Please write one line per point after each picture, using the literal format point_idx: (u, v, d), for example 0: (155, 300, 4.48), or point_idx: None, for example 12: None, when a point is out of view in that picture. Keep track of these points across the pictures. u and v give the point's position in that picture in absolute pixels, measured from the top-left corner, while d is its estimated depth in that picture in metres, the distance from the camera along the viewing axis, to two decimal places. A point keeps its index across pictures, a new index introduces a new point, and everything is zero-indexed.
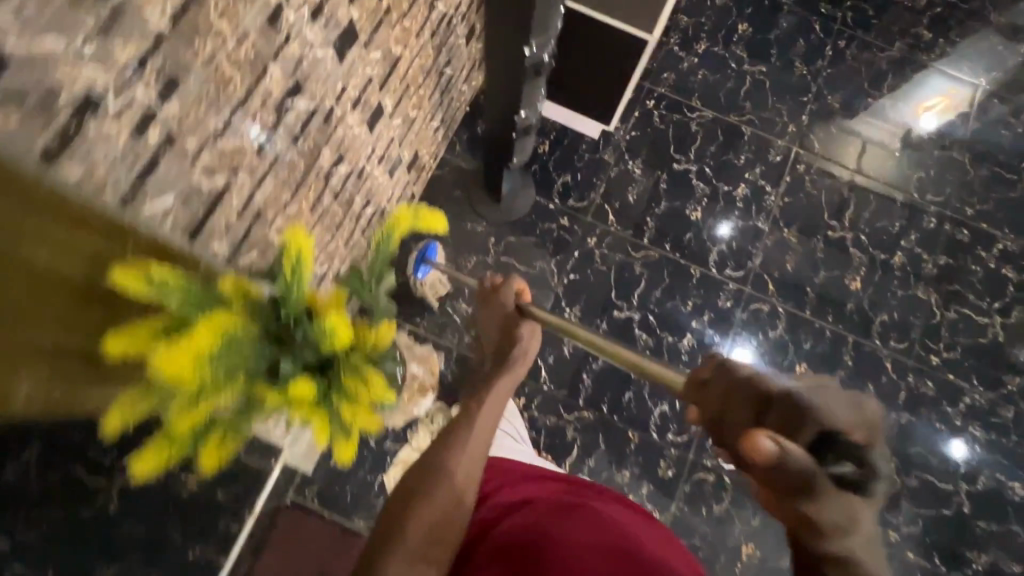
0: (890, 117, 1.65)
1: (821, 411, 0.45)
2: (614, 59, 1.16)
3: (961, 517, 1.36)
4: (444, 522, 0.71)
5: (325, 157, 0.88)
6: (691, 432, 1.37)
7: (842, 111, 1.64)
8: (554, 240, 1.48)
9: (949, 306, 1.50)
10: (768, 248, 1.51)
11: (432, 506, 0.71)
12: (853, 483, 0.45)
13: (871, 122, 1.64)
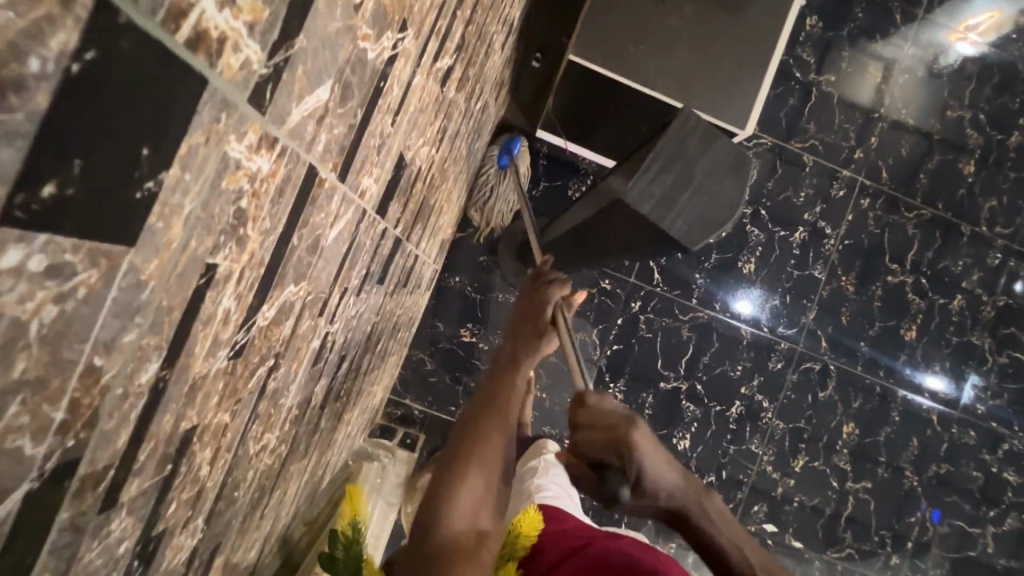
0: (931, 44, 1.43)
1: (593, 446, 0.47)
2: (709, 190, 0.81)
3: (984, 557, 1.43)
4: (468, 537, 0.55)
5: (364, 362, 0.72)
6: (737, 500, 1.36)
7: (879, 38, 1.42)
8: (597, 307, 1.34)
9: (1002, 351, 1.45)
10: (824, 301, 1.40)
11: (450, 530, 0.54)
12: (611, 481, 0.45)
13: (910, 50, 1.43)
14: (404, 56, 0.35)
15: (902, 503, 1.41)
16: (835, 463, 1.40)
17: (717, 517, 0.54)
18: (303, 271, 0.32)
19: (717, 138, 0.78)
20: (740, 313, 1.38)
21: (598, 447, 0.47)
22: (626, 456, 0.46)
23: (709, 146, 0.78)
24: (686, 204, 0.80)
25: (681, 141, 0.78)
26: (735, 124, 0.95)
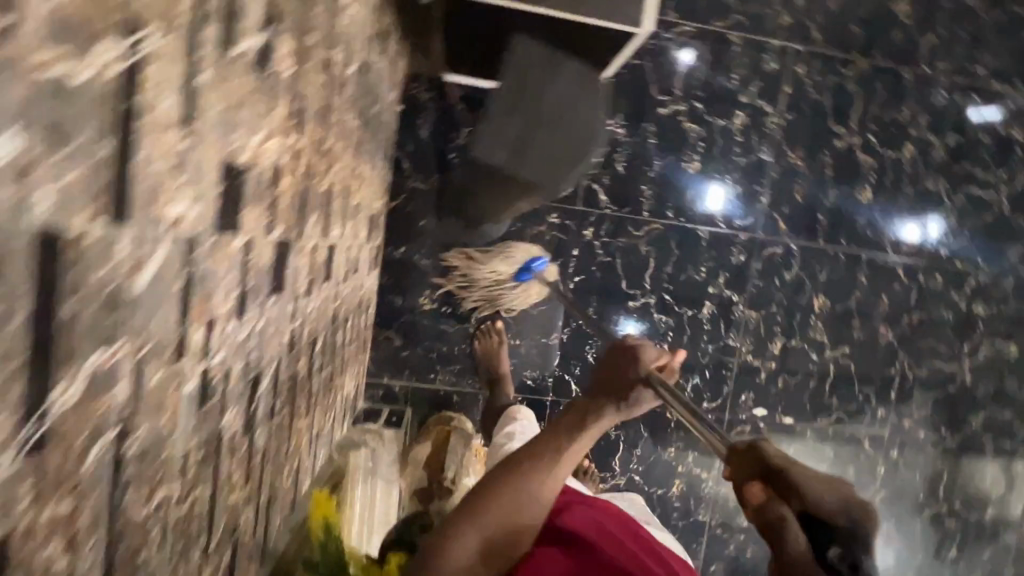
0: None
1: (822, 503, 0.50)
2: (553, 107, 1.04)
3: (963, 389, 1.50)
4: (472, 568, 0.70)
5: (301, 367, 0.70)
6: (724, 394, 1.41)
7: None
8: (550, 245, 1.31)
9: (959, 190, 1.44)
10: (775, 182, 1.37)
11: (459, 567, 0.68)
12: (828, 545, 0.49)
13: None
14: (159, 59, 0.30)
15: (881, 360, 1.46)
16: (811, 337, 1.43)
17: None
18: (112, 331, 0.29)
19: (558, 65, 1.03)
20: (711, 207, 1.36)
21: (823, 502, 0.50)
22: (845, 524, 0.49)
23: (554, 74, 1.03)
24: (550, 144, 1.05)
25: (531, 72, 1.02)
26: (634, 23, 0.87)
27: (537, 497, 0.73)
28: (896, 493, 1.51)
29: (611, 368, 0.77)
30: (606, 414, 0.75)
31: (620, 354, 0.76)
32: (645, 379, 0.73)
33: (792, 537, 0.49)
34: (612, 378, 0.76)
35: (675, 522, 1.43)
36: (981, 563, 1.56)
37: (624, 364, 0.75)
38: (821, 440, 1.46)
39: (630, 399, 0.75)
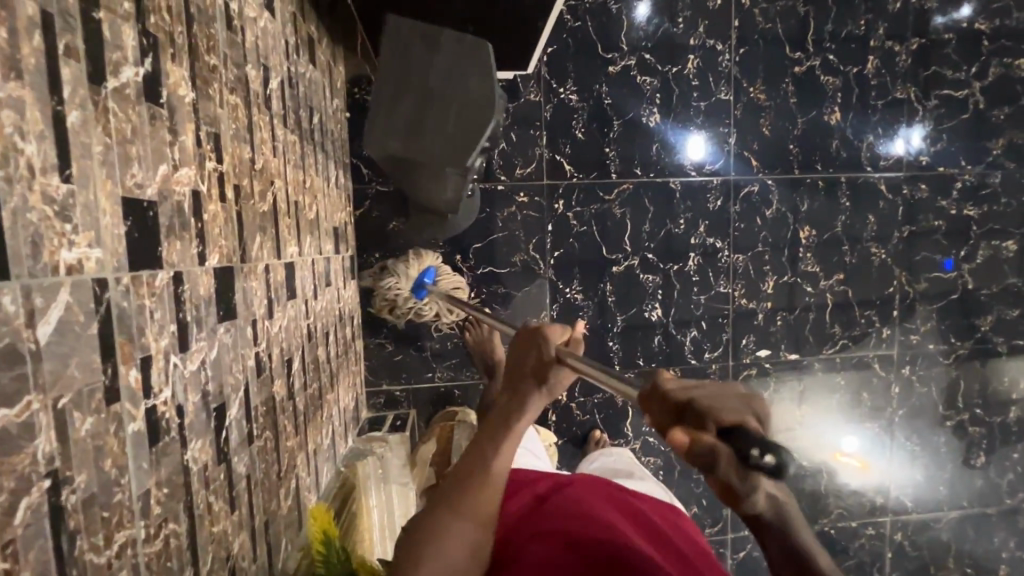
0: None
1: (730, 405, 0.32)
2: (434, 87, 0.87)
3: (966, 295, 1.47)
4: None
5: (278, 388, 0.70)
6: (724, 342, 1.40)
7: None
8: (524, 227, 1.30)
9: (930, 95, 1.40)
10: (740, 120, 1.34)
11: None
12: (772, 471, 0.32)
13: None
14: (8, 107, 0.30)
15: (877, 280, 1.44)
16: (803, 270, 1.41)
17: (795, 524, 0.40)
18: (16, 386, 0.29)
19: (438, 38, 0.86)
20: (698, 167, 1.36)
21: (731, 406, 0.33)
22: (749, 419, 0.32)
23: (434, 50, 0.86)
24: (443, 120, 0.87)
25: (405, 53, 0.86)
26: None
27: (477, 517, 0.61)
28: (914, 409, 1.50)
29: (520, 360, 0.65)
30: (522, 409, 0.64)
31: (528, 341, 0.65)
32: (556, 354, 0.61)
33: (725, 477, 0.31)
34: (522, 368, 0.65)
35: (698, 476, 1.43)
36: (1012, 465, 1.54)
37: (532, 354, 0.64)
38: (830, 370, 1.45)
39: (548, 378, 0.63)
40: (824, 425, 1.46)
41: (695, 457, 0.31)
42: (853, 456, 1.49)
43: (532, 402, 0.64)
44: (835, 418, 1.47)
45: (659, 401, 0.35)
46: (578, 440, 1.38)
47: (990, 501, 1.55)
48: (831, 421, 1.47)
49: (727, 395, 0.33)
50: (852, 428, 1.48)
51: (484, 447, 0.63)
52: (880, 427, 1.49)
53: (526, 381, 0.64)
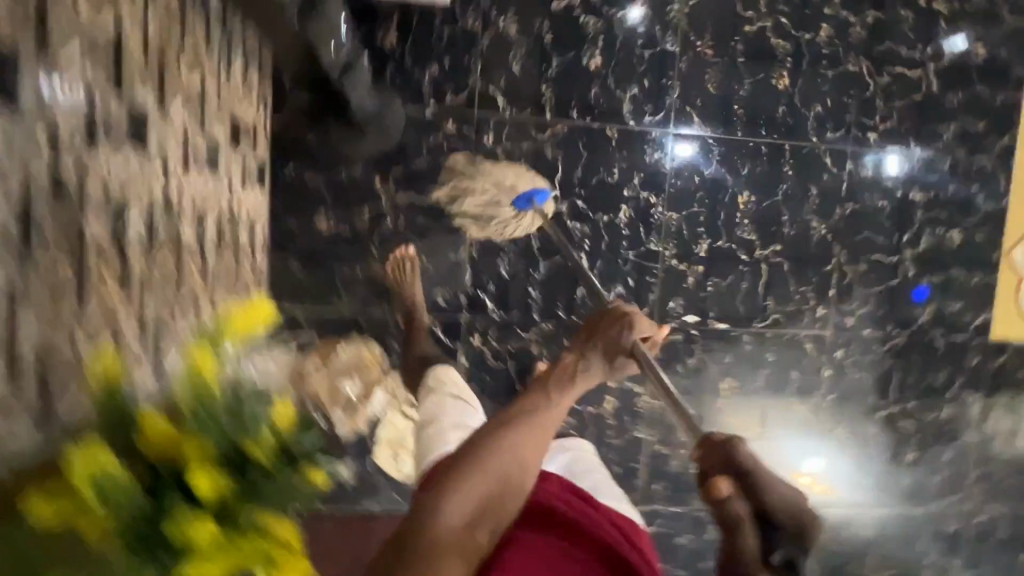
0: None
1: (774, 491, 0.67)
2: None
3: (907, 281, 1.43)
4: (478, 515, 0.79)
5: (96, 226, 0.65)
6: (650, 302, 1.35)
7: None
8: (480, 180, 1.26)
9: (883, 71, 1.37)
10: (685, 73, 1.31)
11: (461, 516, 0.78)
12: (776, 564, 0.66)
13: None
14: None
15: (814, 255, 1.39)
16: (739, 236, 1.36)
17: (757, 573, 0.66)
18: None
19: None
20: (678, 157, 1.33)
21: (773, 489, 0.67)
22: (766, 498, 0.67)
23: None
24: None
25: None
26: None
27: (535, 437, 0.84)
28: (845, 396, 1.45)
29: (603, 330, 0.94)
30: (587, 361, 0.91)
31: (615, 320, 0.95)
32: (633, 347, 0.94)
33: (745, 518, 0.66)
34: (596, 341, 0.94)
35: (612, 441, 1.37)
36: (942, 464, 1.49)
37: (613, 329, 0.94)
38: (760, 345, 1.40)
39: (616, 360, 0.94)
40: (774, 442, 1.42)
41: (728, 511, 0.66)
42: (813, 477, 1.45)
43: (595, 360, 0.92)
44: (761, 397, 1.41)
45: (726, 454, 0.71)
46: (488, 388, 1.32)
47: (918, 501, 1.49)
48: (756, 399, 1.41)
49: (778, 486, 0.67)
50: (780, 410, 1.42)
51: (562, 378, 0.89)
52: (807, 411, 1.44)
53: (601, 349, 0.93)
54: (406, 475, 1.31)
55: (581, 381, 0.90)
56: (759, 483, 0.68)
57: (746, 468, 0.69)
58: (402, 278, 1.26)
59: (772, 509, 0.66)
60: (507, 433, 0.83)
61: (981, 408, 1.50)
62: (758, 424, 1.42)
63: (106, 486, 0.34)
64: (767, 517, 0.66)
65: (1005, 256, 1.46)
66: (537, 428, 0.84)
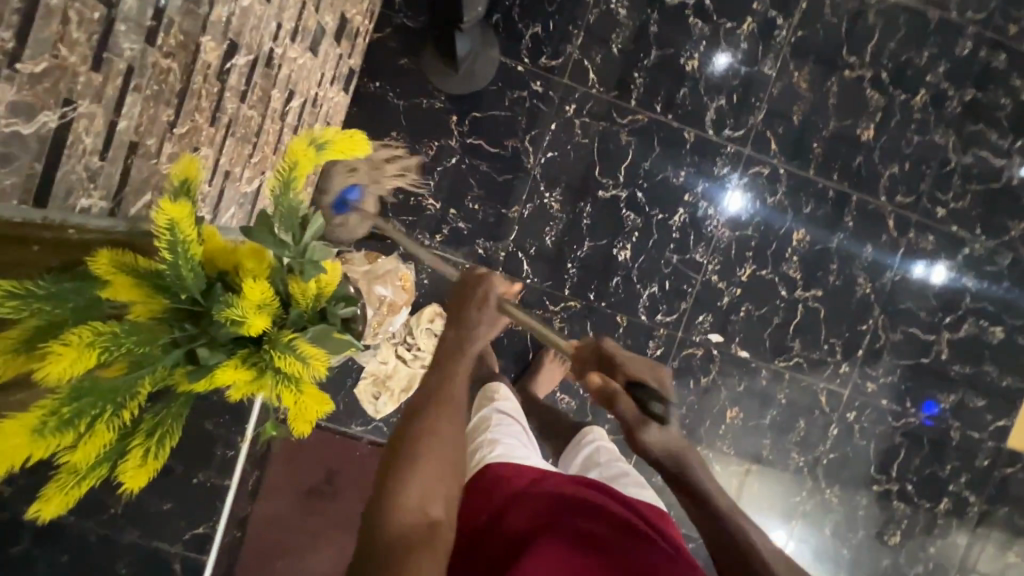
0: None
1: (634, 368, 0.74)
2: None
3: (937, 363, 1.41)
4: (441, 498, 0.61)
5: (209, 49, 0.67)
6: (680, 311, 1.34)
7: None
8: (369, 166, 1.19)
9: (967, 150, 1.36)
10: (774, 99, 1.32)
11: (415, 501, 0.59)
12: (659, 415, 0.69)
13: None
14: None
15: (852, 312, 1.38)
16: (784, 271, 1.36)
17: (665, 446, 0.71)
18: None
19: None
20: (727, 209, 1.33)
21: (633, 366, 0.74)
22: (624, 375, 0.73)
23: None
24: None
25: None
26: None
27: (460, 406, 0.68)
28: (846, 460, 1.42)
29: (465, 296, 0.79)
30: (464, 322, 0.77)
31: (473, 285, 0.80)
32: (500, 299, 0.80)
33: (621, 401, 0.70)
34: (465, 302, 0.79)
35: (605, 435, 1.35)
36: (925, 557, 1.45)
37: (476, 292, 0.79)
38: (775, 384, 1.38)
39: (492, 312, 0.78)
40: (762, 482, 1.41)
41: (606, 393, 0.71)
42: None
43: (475, 317, 0.77)
44: (762, 436, 1.39)
45: (590, 350, 0.78)
46: (501, 347, 1.32)
47: None
48: (757, 436, 1.39)
49: (635, 364, 0.75)
50: (778, 454, 1.40)
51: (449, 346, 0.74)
52: (803, 463, 1.41)
53: (467, 305, 0.78)
54: (380, 415, 1.28)
55: (471, 345, 0.74)
56: (615, 362, 0.75)
57: (602, 353, 0.77)
58: (450, 218, 1.27)
59: (630, 376, 0.73)
60: (420, 401, 0.67)
61: (978, 512, 1.46)
62: (753, 461, 1.40)
63: (223, 251, 0.55)
64: (637, 381, 0.72)
65: None
66: (452, 402, 0.67)
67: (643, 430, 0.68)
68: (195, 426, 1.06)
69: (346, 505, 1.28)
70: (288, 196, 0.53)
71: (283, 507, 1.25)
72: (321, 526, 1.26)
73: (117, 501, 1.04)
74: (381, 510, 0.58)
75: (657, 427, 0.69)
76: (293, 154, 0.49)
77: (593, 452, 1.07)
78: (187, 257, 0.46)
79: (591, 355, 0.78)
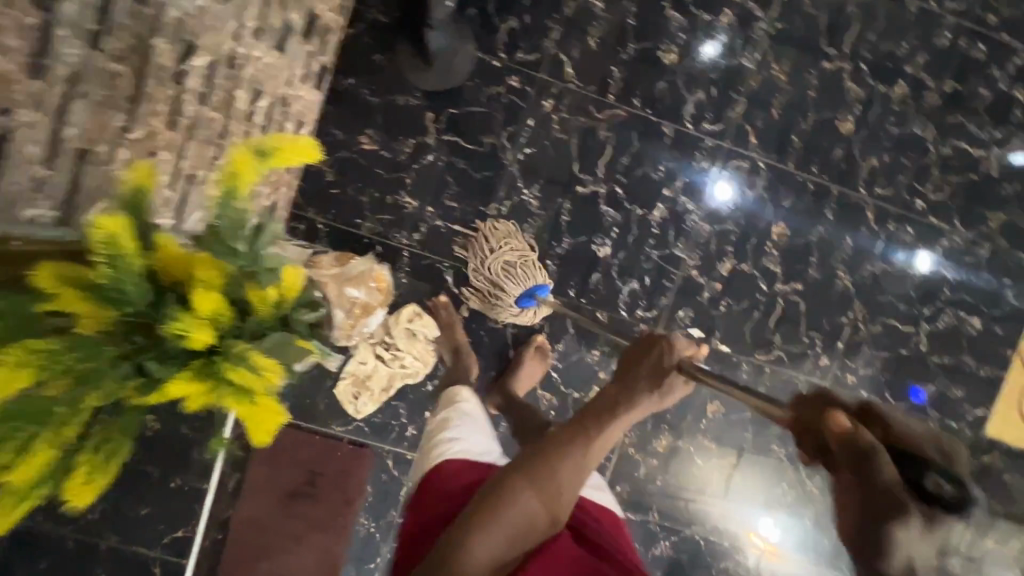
0: None
1: (912, 442, 0.51)
2: None
3: (916, 354, 1.42)
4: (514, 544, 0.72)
5: (162, 51, 0.65)
6: (660, 307, 1.34)
7: None
8: (516, 252, 1.24)
9: (946, 142, 1.36)
10: (753, 92, 1.31)
11: (487, 555, 0.70)
12: (936, 506, 0.47)
13: None
14: None
15: (832, 305, 1.38)
16: (763, 265, 1.36)
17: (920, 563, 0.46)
18: None
19: None
20: (715, 198, 1.33)
21: (912, 437, 0.52)
22: (897, 444, 0.52)
23: None
24: None
25: None
26: None
27: (575, 474, 0.77)
28: None
29: (639, 360, 0.82)
30: (632, 390, 0.81)
31: (649, 346, 0.82)
32: (677, 366, 0.80)
33: (880, 466, 0.49)
34: (634, 369, 0.82)
35: None
36: None
37: (651, 354, 0.81)
38: (756, 378, 1.39)
39: (663, 384, 0.81)
40: (743, 474, 1.42)
41: (857, 439, 0.51)
42: (753, 538, 1.43)
43: (641, 385, 0.81)
44: (743, 428, 1.40)
45: (834, 403, 0.60)
46: (482, 346, 1.31)
47: None
48: (738, 429, 1.40)
49: (917, 436, 0.52)
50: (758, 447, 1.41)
51: (599, 409, 0.80)
52: (784, 455, 1.42)
53: (637, 375, 0.81)
54: (361, 415, 1.30)
55: (623, 417, 0.79)
56: (884, 425, 0.54)
57: (862, 407, 0.57)
58: (428, 216, 1.26)
59: (902, 445, 0.51)
60: (542, 464, 0.76)
61: None
62: (734, 454, 1.41)
63: (177, 258, 0.54)
64: (910, 457, 0.50)
65: (1020, 356, 1.45)
66: (567, 465, 0.76)
67: (902, 518, 0.46)
68: (172, 429, 1.06)
69: (327, 506, 1.27)
70: (238, 204, 0.53)
71: (264, 509, 1.24)
72: (302, 526, 1.26)
73: (93, 506, 1.03)
74: (460, 548, 0.70)
75: (922, 525, 0.46)
76: (235, 161, 0.50)
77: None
78: (121, 273, 0.44)
79: (842, 403, 0.58)
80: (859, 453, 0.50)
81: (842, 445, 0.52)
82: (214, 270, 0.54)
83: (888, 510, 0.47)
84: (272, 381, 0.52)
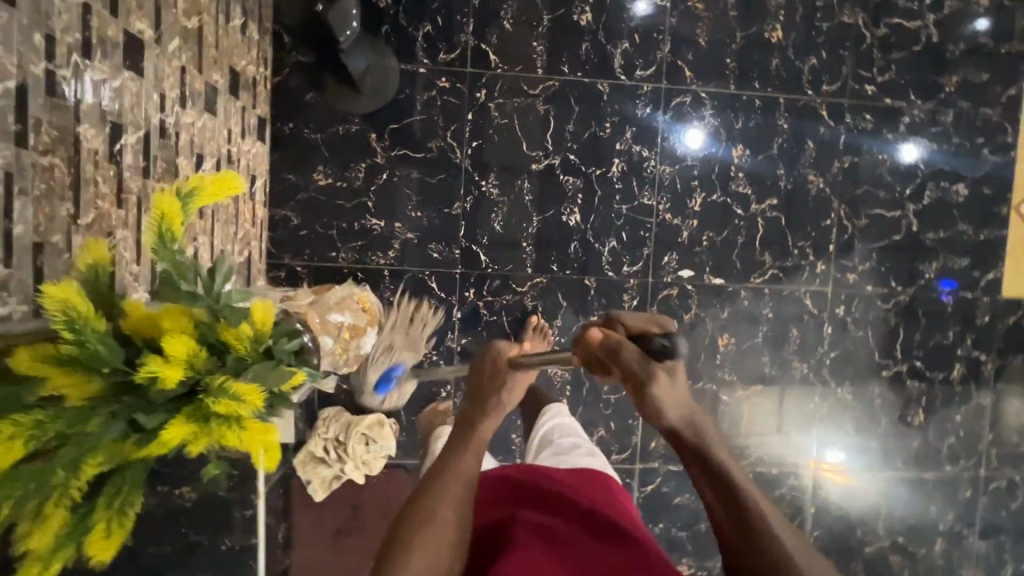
0: None
1: (641, 325, 0.64)
2: None
3: (910, 236, 1.40)
4: None
5: (90, 136, 0.69)
6: (644, 257, 1.35)
7: None
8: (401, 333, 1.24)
9: (879, 22, 1.36)
10: (676, 28, 1.32)
11: None
12: (666, 355, 0.62)
13: None
14: None
15: (811, 211, 1.38)
16: (733, 190, 1.36)
17: (681, 402, 0.62)
18: None
19: None
20: (689, 145, 1.34)
21: (639, 323, 0.65)
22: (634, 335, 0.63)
23: None
24: None
25: None
26: None
27: (466, 504, 0.66)
28: (848, 355, 1.42)
29: (478, 373, 0.79)
30: (481, 405, 0.74)
31: (483, 357, 0.81)
32: (510, 362, 0.78)
33: (628, 352, 0.61)
34: (476, 386, 0.78)
35: (608, 396, 1.36)
36: (953, 427, 1.45)
37: (486, 365, 0.79)
38: (757, 302, 1.38)
39: (506, 384, 0.77)
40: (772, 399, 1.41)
41: (610, 344, 0.62)
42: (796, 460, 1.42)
43: (489, 396, 0.75)
44: (760, 354, 1.39)
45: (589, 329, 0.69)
46: (483, 341, 1.32)
47: (928, 465, 1.45)
48: (754, 356, 1.39)
49: (641, 321, 0.65)
50: (780, 368, 1.40)
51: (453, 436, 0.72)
52: (807, 369, 1.41)
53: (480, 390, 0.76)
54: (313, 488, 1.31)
55: (480, 434, 0.71)
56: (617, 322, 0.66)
57: (605, 318, 0.67)
58: (397, 231, 1.29)
59: (635, 330, 0.64)
60: (423, 506, 0.64)
61: (994, 368, 1.45)
62: (758, 382, 1.40)
63: (145, 320, 0.57)
64: (640, 335, 0.63)
65: (1015, 209, 1.42)
66: (445, 493, 0.66)
67: (653, 382, 0.61)
68: None
69: (376, 534, 1.29)
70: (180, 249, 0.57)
71: (316, 552, 1.26)
72: (356, 561, 1.28)
73: None
74: None
75: (667, 378, 0.61)
76: (161, 209, 0.54)
77: (556, 428, 1.14)
78: (87, 334, 0.48)
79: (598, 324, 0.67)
80: (612, 350, 0.62)
81: (598, 351, 0.64)
82: (182, 319, 0.58)
83: (640, 385, 0.61)
84: (256, 405, 0.55)
